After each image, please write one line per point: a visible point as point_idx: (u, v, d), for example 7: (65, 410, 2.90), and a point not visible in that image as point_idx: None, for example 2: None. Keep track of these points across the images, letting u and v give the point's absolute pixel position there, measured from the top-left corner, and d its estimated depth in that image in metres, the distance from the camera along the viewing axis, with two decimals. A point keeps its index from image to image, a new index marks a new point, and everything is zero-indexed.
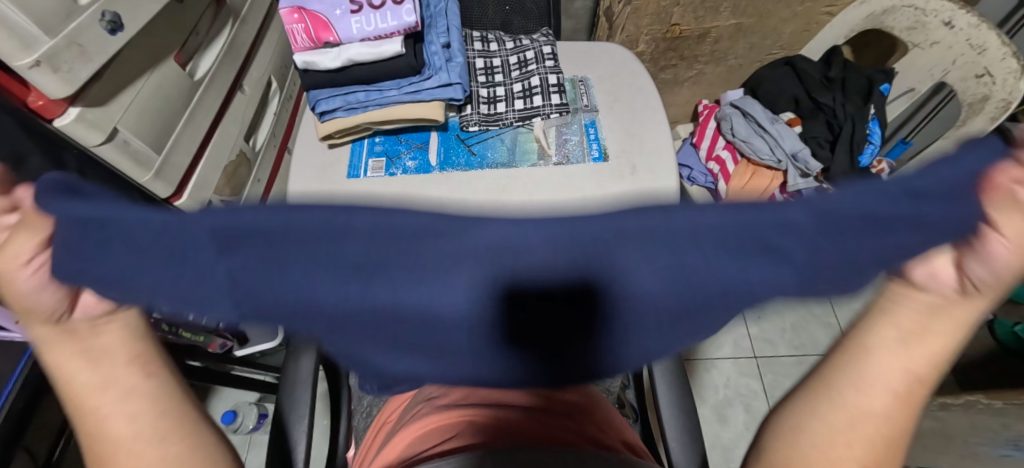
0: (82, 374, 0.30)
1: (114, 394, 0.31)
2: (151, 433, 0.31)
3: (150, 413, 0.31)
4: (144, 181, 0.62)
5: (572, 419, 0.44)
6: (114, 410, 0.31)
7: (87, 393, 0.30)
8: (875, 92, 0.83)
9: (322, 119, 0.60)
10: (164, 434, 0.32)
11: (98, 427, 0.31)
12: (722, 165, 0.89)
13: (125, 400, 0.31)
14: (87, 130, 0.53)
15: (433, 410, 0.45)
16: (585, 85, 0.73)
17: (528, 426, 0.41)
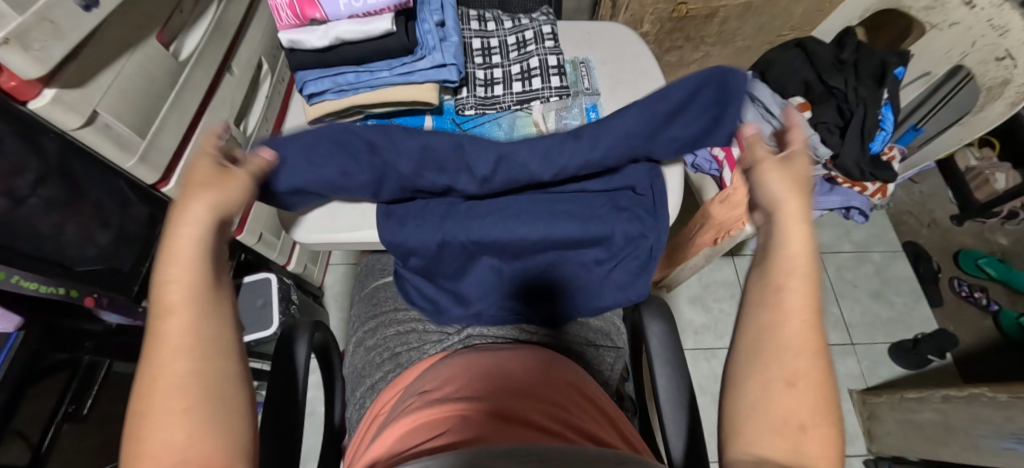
0: (190, 276, 0.34)
1: (210, 298, 0.35)
2: (205, 357, 0.32)
3: (210, 339, 0.33)
4: (129, 165, 0.59)
5: (575, 411, 0.47)
6: (189, 318, 0.33)
7: (177, 290, 0.33)
8: (889, 76, 0.80)
9: (310, 101, 0.58)
10: (207, 365, 0.32)
11: (166, 326, 0.32)
12: (728, 151, 0.87)
13: (206, 314, 0.34)
14: (65, 113, 0.49)
15: (420, 407, 0.45)
16: (586, 67, 0.69)
17: (534, 415, 0.43)
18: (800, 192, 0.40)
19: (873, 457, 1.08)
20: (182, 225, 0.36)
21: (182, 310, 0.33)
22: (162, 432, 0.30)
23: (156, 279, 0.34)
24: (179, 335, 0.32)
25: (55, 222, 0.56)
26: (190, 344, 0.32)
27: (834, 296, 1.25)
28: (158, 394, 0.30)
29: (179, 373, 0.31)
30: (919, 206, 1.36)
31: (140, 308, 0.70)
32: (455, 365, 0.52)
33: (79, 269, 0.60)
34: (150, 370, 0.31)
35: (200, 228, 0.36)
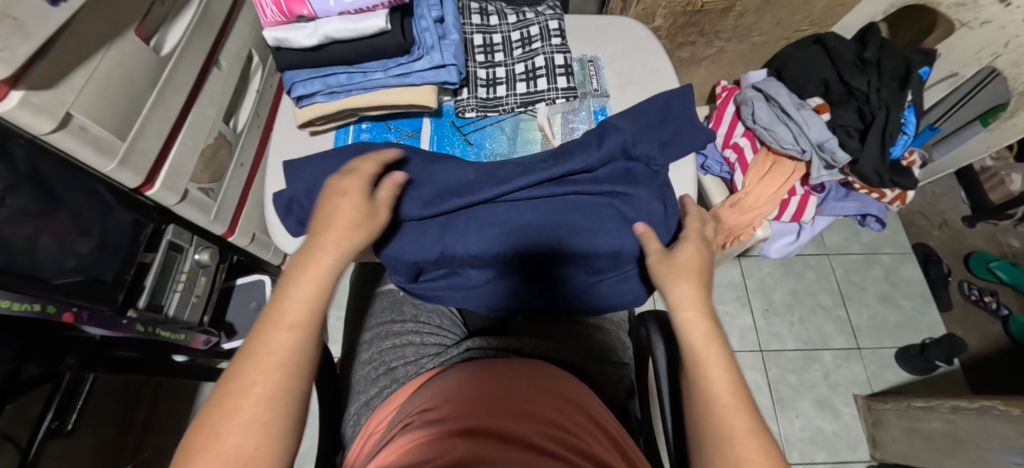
0: (312, 303, 0.42)
1: (302, 326, 0.41)
2: (290, 382, 0.39)
3: (300, 366, 0.40)
4: (108, 169, 0.56)
5: (588, 436, 0.43)
6: (297, 338, 0.40)
7: (298, 309, 0.41)
8: (913, 76, 0.75)
9: (299, 104, 0.54)
10: (289, 391, 0.38)
11: (278, 337, 0.39)
12: (740, 153, 0.83)
13: (307, 343, 0.41)
14: (34, 116, 0.45)
15: (409, 431, 0.43)
16: (595, 66, 0.65)
17: (539, 439, 0.39)
18: (698, 270, 0.50)
19: (876, 463, 1.07)
20: (325, 253, 0.44)
21: (292, 331, 0.40)
22: (234, 434, 0.35)
23: (280, 294, 0.42)
24: (279, 351, 0.39)
25: (28, 234, 0.52)
26: (287, 364, 0.39)
27: (841, 298, 1.23)
28: (240, 400, 0.36)
29: (271, 388, 0.37)
30: (931, 206, 1.33)
31: (126, 319, 0.64)
32: (445, 383, 0.49)
33: (57, 282, 0.56)
34: (249, 372, 0.38)
35: (333, 260, 0.44)
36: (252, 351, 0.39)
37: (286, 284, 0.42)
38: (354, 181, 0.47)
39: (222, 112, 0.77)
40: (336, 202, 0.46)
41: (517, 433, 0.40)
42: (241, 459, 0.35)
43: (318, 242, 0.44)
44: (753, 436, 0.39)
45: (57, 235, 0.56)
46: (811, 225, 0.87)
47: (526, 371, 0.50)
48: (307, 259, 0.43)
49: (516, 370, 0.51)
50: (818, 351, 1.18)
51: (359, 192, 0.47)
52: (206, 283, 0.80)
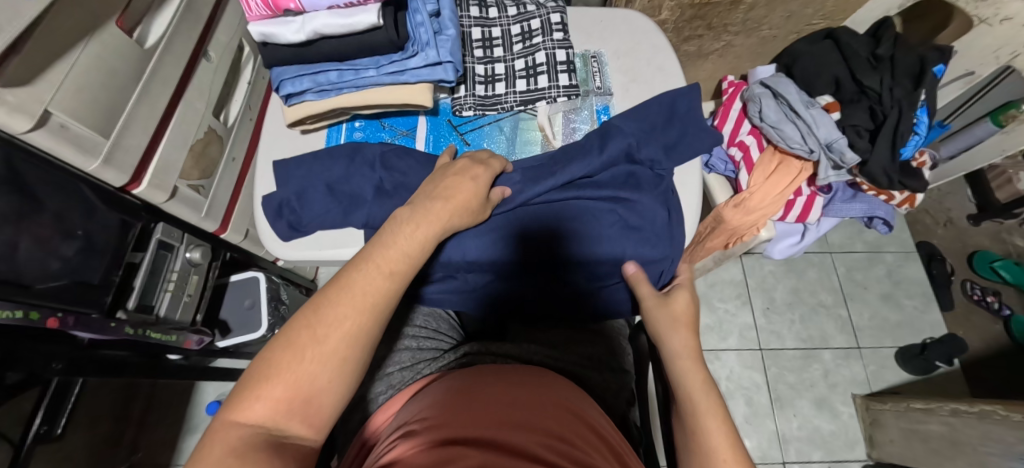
0: (412, 257, 0.41)
1: (394, 276, 0.39)
2: (375, 328, 0.37)
3: (386, 316, 0.38)
4: (91, 168, 0.54)
5: (591, 449, 0.41)
6: (392, 288, 0.39)
7: (401, 260, 0.40)
8: (928, 75, 0.73)
9: (289, 102, 0.51)
10: (371, 336, 0.37)
11: (372, 277, 0.38)
12: (746, 151, 0.81)
13: (399, 296, 0.39)
14: (10, 116, 0.43)
15: (417, 435, 0.41)
16: (598, 62, 0.63)
17: (540, 452, 0.38)
18: (684, 321, 0.49)
19: (873, 463, 1.07)
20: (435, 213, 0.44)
21: (391, 280, 0.39)
22: (315, 363, 0.34)
23: (388, 237, 0.41)
24: (374, 294, 0.38)
25: (8, 238, 0.50)
26: (378, 309, 0.38)
27: (843, 297, 1.22)
28: (327, 329, 0.35)
29: (356, 328, 0.36)
30: (936, 204, 1.31)
31: (114, 323, 0.63)
32: (451, 385, 0.48)
33: (40, 287, 0.55)
34: (340, 305, 0.36)
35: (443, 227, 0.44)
36: (344, 283, 0.37)
37: (394, 231, 0.41)
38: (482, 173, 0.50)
39: (212, 106, 0.74)
40: (462, 180, 0.48)
41: (531, 450, 0.38)
42: (313, 390, 0.34)
43: (433, 205, 0.44)
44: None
45: (39, 237, 0.54)
46: (816, 226, 0.85)
47: (534, 379, 0.49)
48: (418, 214, 0.43)
49: (527, 377, 0.49)
50: (817, 350, 1.17)
51: (481, 183, 0.49)
52: (198, 281, 0.78)
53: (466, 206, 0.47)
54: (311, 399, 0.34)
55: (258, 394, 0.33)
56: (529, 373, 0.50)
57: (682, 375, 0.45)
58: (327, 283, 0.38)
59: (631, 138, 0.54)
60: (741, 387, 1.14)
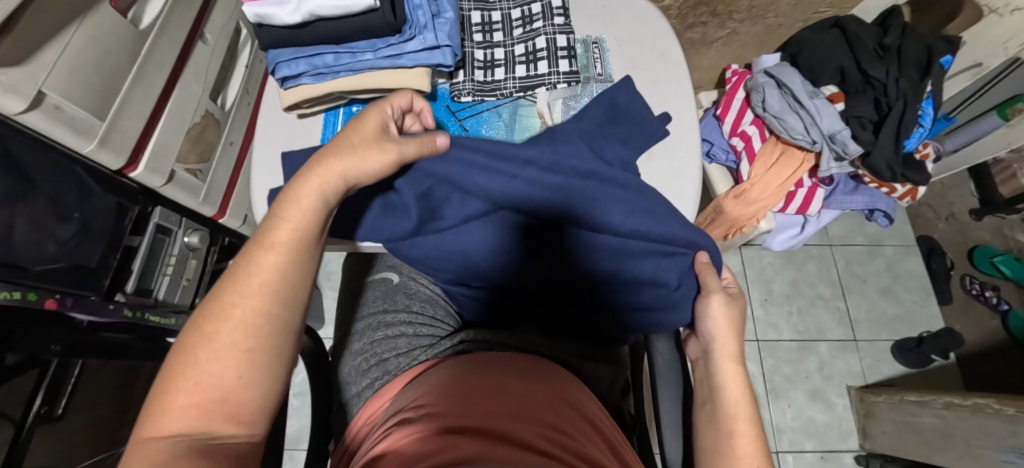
0: (302, 225, 0.39)
1: (282, 254, 0.38)
2: (274, 309, 0.37)
3: (285, 299, 0.38)
4: (88, 150, 0.53)
5: (584, 439, 0.41)
6: (282, 265, 0.38)
7: (286, 236, 0.38)
8: (935, 66, 0.72)
9: (284, 85, 0.51)
10: (274, 320, 0.37)
11: (262, 259, 0.37)
12: (748, 141, 0.80)
13: (292, 269, 0.38)
14: (3, 97, 0.42)
15: (405, 424, 0.42)
16: (599, 49, 0.61)
17: (535, 440, 0.39)
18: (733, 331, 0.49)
19: (866, 453, 1.08)
20: (317, 173, 0.40)
21: (278, 255, 0.38)
22: (214, 361, 0.34)
23: (270, 214, 0.39)
24: (262, 277, 0.37)
25: (4, 220, 0.50)
26: (271, 292, 0.37)
27: (841, 290, 1.22)
28: (219, 324, 0.35)
29: (249, 315, 0.36)
30: (938, 198, 1.30)
31: (112, 305, 0.64)
32: (431, 377, 0.48)
33: (38, 269, 0.55)
34: (228, 298, 0.36)
35: (325, 183, 0.40)
36: (233, 277, 0.37)
37: (276, 207, 0.39)
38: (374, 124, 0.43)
39: (209, 89, 0.74)
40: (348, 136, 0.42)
41: (518, 437, 0.39)
42: (221, 388, 0.34)
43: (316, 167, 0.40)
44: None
45: (35, 219, 0.54)
46: (817, 218, 0.84)
47: (499, 366, 0.48)
48: (299, 181, 0.40)
49: (497, 364, 0.49)
50: (814, 342, 1.18)
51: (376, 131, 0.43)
52: (196, 266, 0.78)
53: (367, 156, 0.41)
54: (224, 397, 0.34)
55: (165, 408, 0.33)
56: (523, 361, 0.50)
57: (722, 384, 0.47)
58: (219, 281, 0.37)
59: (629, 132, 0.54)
60: None
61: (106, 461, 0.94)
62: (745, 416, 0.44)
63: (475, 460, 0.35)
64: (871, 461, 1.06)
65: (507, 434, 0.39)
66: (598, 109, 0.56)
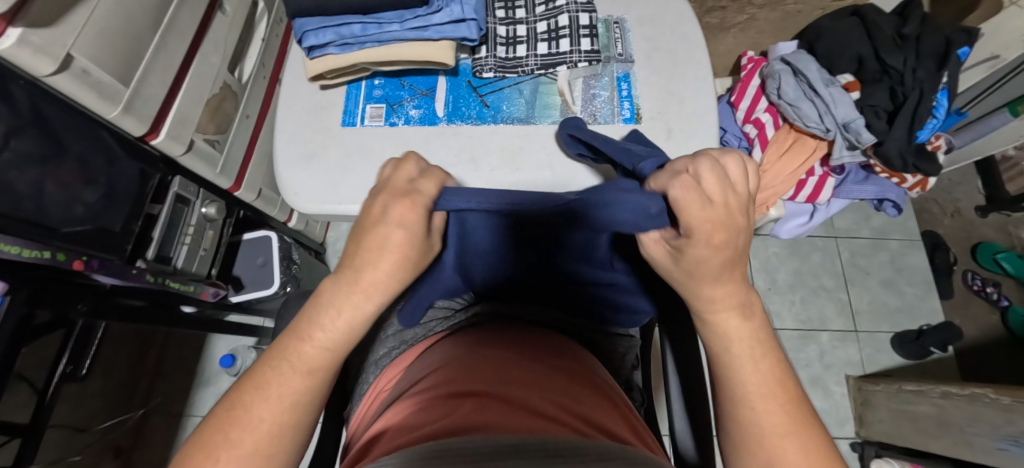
0: (336, 348, 0.36)
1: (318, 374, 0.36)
2: (305, 412, 0.36)
3: (316, 399, 0.37)
4: (113, 116, 0.54)
5: (602, 412, 0.39)
6: (312, 383, 0.36)
7: (320, 355, 0.36)
8: (952, 57, 0.72)
9: (311, 55, 0.51)
10: (296, 423, 0.36)
11: (293, 380, 0.35)
12: (761, 129, 0.81)
13: (322, 386, 0.37)
14: (34, 57, 0.43)
15: (405, 397, 0.41)
16: (621, 29, 0.62)
17: (552, 412, 0.35)
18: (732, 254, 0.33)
19: (861, 440, 1.11)
20: (367, 300, 0.35)
21: (310, 377, 0.36)
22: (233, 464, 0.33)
23: (305, 331, 0.36)
24: (295, 392, 0.35)
25: (33, 181, 0.52)
26: (299, 405, 0.36)
27: (844, 282, 1.24)
28: (242, 431, 0.34)
29: (274, 425, 0.35)
30: (945, 194, 1.30)
31: (135, 270, 0.64)
32: (431, 358, 0.47)
33: (66, 231, 0.56)
34: (255, 407, 0.34)
35: (370, 310, 0.36)
36: (257, 386, 0.35)
37: (311, 324, 0.36)
38: (408, 250, 0.35)
39: (227, 61, 0.74)
40: (394, 255, 0.34)
41: (527, 401, 0.36)
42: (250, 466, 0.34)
43: (367, 293, 0.35)
44: (791, 435, 0.34)
45: (62, 182, 0.55)
46: (826, 207, 0.86)
47: (501, 345, 0.46)
48: (344, 301, 0.35)
49: (500, 345, 0.47)
50: (815, 331, 1.20)
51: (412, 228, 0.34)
52: (213, 236, 0.79)
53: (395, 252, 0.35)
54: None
55: None
56: (538, 337, 0.50)
57: (719, 326, 0.36)
58: (243, 381, 0.36)
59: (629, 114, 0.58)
60: None
61: (124, 423, 0.97)
62: (746, 335, 0.36)
63: (478, 427, 0.32)
64: (866, 448, 1.08)
65: (513, 397, 0.37)
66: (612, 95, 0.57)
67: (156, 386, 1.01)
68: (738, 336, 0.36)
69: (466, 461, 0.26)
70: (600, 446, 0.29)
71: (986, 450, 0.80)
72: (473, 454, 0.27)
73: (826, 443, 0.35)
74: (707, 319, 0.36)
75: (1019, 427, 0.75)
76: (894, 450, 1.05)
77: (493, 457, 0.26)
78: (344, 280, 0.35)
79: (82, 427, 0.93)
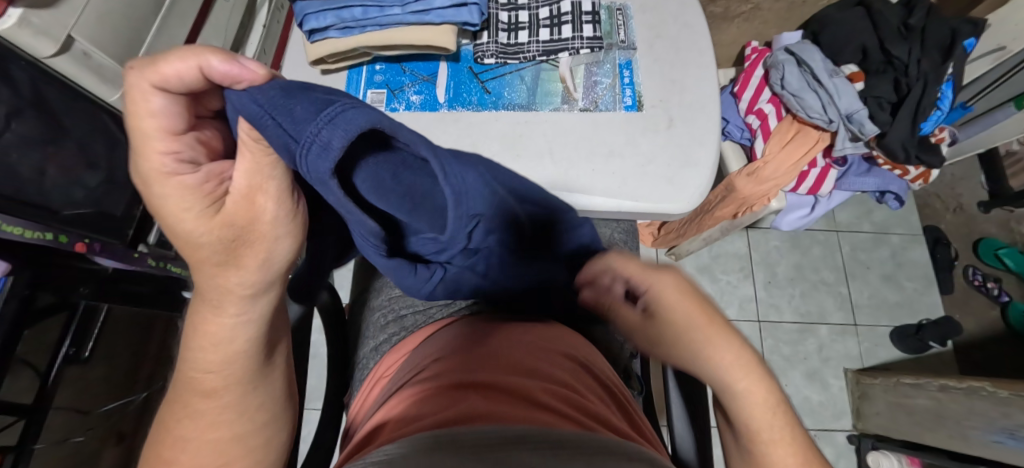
0: (226, 367, 0.31)
1: (220, 396, 0.31)
2: (261, 424, 0.33)
3: (256, 411, 0.33)
4: (114, 99, 0.54)
5: (602, 405, 0.38)
6: (223, 402, 0.31)
7: (213, 375, 0.31)
8: (958, 48, 0.72)
9: (312, 38, 0.51)
10: (244, 439, 0.32)
11: (201, 404, 0.31)
12: (764, 120, 0.80)
13: (250, 396, 0.33)
14: (35, 39, 0.43)
15: (407, 386, 0.40)
16: (623, 16, 0.61)
17: (554, 403, 0.34)
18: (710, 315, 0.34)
19: (858, 433, 1.11)
20: (222, 313, 0.30)
21: (216, 397, 0.31)
22: None
23: (187, 356, 0.31)
24: (214, 415, 0.31)
25: (35, 164, 0.52)
26: (242, 434, 0.32)
27: (844, 276, 1.24)
28: (173, 453, 0.30)
29: (200, 452, 0.31)
30: (948, 189, 1.30)
31: (135, 253, 0.65)
32: (432, 348, 0.46)
33: (66, 213, 0.56)
34: (175, 429, 0.31)
35: (236, 322, 0.30)
36: (170, 411, 0.31)
37: (190, 346, 0.31)
38: (207, 243, 0.28)
39: (228, 46, 0.73)
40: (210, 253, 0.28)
41: (529, 390, 0.35)
42: None
43: (219, 305, 0.30)
44: None
45: (63, 165, 0.56)
46: (827, 199, 0.86)
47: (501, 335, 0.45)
48: (201, 319, 0.30)
49: (499, 333, 0.45)
50: (815, 324, 1.20)
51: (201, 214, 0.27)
52: None
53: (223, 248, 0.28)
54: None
55: None
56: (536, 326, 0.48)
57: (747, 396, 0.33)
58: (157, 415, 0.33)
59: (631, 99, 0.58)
60: None
61: (126, 407, 0.96)
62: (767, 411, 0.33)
63: (480, 417, 0.30)
64: (863, 441, 1.09)
65: (516, 386, 0.35)
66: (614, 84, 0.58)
67: (159, 372, 1.00)
68: (758, 414, 0.33)
69: (467, 447, 0.25)
70: (606, 439, 0.28)
71: (982, 443, 0.81)
72: (472, 444, 0.25)
73: None
74: (737, 390, 0.33)
75: (1015, 421, 0.75)
76: (891, 443, 1.05)
77: (502, 446, 0.25)
78: (198, 296, 0.31)
79: (85, 410, 0.92)
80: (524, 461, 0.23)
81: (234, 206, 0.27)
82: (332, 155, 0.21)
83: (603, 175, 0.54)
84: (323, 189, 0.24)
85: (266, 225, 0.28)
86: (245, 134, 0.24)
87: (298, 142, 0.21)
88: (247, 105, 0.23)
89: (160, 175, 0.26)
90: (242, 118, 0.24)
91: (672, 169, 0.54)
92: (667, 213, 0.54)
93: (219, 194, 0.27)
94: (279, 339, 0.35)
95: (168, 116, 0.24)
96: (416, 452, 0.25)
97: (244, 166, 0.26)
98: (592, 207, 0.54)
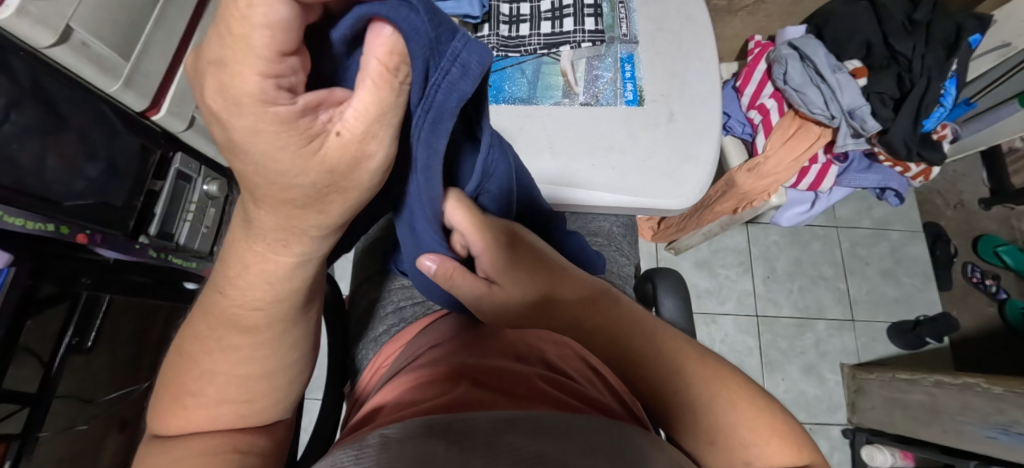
0: (271, 308, 0.28)
1: (253, 338, 0.29)
2: (287, 363, 0.32)
3: (287, 352, 0.31)
4: (113, 90, 0.54)
5: (590, 383, 0.37)
6: (258, 341, 0.30)
7: (250, 314, 0.28)
8: (963, 44, 0.72)
9: None
10: (273, 374, 0.32)
11: (234, 338, 0.29)
12: (765, 115, 0.80)
13: (281, 335, 0.30)
14: (32, 28, 0.42)
15: (404, 374, 0.39)
16: (625, 8, 0.61)
17: (550, 390, 0.33)
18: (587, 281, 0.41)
19: (853, 427, 1.12)
20: (280, 251, 0.23)
21: (250, 336, 0.29)
22: (201, 411, 0.30)
23: (220, 281, 0.27)
24: (248, 350, 0.30)
25: (35, 153, 0.52)
26: (274, 372, 0.32)
27: (843, 271, 1.24)
28: (197, 383, 0.30)
29: (232, 380, 0.31)
30: (949, 185, 1.29)
31: (139, 245, 0.66)
32: (431, 336, 0.46)
33: (67, 204, 0.56)
34: (204, 360, 0.30)
35: (295, 262, 0.24)
36: (200, 340, 0.30)
37: (225, 274, 0.26)
38: (301, 187, 0.18)
39: None
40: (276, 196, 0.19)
41: (526, 380, 0.34)
42: (235, 418, 0.31)
43: (284, 245, 0.23)
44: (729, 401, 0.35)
45: (64, 156, 0.56)
46: (828, 195, 0.86)
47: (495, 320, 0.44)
48: (251, 254, 0.24)
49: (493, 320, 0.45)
50: (812, 320, 1.20)
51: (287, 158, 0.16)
52: (215, 215, 0.78)
53: (313, 201, 0.19)
54: (239, 428, 0.32)
55: (165, 416, 0.31)
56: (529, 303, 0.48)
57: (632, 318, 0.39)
58: (185, 336, 0.31)
59: (632, 92, 0.58)
60: (735, 349, 1.17)
61: (130, 395, 0.98)
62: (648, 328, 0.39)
63: (472, 405, 0.30)
64: (857, 434, 1.10)
65: (510, 374, 0.34)
66: (613, 79, 0.58)
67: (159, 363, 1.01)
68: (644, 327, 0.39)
69: (461, 433, 0.24)
70: (595, 424, 0.27)
71: (975, 438, 0.82)
72: (467, 431, 0.25)
73: (765, 405, 0.36)
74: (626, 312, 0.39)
75: (1008, 417, 0.76)
76: (886, 437, 1.06)
77: (494, 431, 0.24)
78: (242, 223, 0.23)
79: (88, 398, 0.91)
80: (519, 446, 0.23)
81: (341, 150, 0.17)
82: (469, 80, 0.20)
83: (603, 169, 0.54)
84: (429, 127, 0.22)
85: (369, 173, 0.19)
86: (377, 62, 0.16)
87: (439, 67, 0.19)
88: (401, 15, 0.16)
89: (246, 101, 0.14)
90: (377, 33, 0.16)
91: (672, 165, 0.54)
92: (666, 208, 0.54)
93: (320, 130, 0.16)
94: (321, 285, 0.32)
95: (279, 27, 0.12)
96: (409, 438, 0.25)
97: (364, 99, 0.16)
98: (589, 200, 0.53)
